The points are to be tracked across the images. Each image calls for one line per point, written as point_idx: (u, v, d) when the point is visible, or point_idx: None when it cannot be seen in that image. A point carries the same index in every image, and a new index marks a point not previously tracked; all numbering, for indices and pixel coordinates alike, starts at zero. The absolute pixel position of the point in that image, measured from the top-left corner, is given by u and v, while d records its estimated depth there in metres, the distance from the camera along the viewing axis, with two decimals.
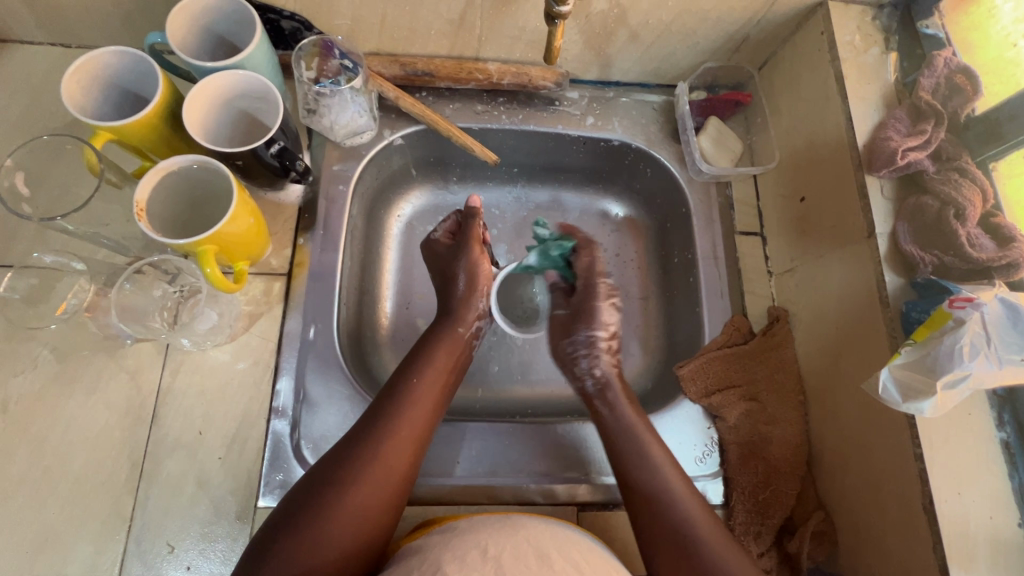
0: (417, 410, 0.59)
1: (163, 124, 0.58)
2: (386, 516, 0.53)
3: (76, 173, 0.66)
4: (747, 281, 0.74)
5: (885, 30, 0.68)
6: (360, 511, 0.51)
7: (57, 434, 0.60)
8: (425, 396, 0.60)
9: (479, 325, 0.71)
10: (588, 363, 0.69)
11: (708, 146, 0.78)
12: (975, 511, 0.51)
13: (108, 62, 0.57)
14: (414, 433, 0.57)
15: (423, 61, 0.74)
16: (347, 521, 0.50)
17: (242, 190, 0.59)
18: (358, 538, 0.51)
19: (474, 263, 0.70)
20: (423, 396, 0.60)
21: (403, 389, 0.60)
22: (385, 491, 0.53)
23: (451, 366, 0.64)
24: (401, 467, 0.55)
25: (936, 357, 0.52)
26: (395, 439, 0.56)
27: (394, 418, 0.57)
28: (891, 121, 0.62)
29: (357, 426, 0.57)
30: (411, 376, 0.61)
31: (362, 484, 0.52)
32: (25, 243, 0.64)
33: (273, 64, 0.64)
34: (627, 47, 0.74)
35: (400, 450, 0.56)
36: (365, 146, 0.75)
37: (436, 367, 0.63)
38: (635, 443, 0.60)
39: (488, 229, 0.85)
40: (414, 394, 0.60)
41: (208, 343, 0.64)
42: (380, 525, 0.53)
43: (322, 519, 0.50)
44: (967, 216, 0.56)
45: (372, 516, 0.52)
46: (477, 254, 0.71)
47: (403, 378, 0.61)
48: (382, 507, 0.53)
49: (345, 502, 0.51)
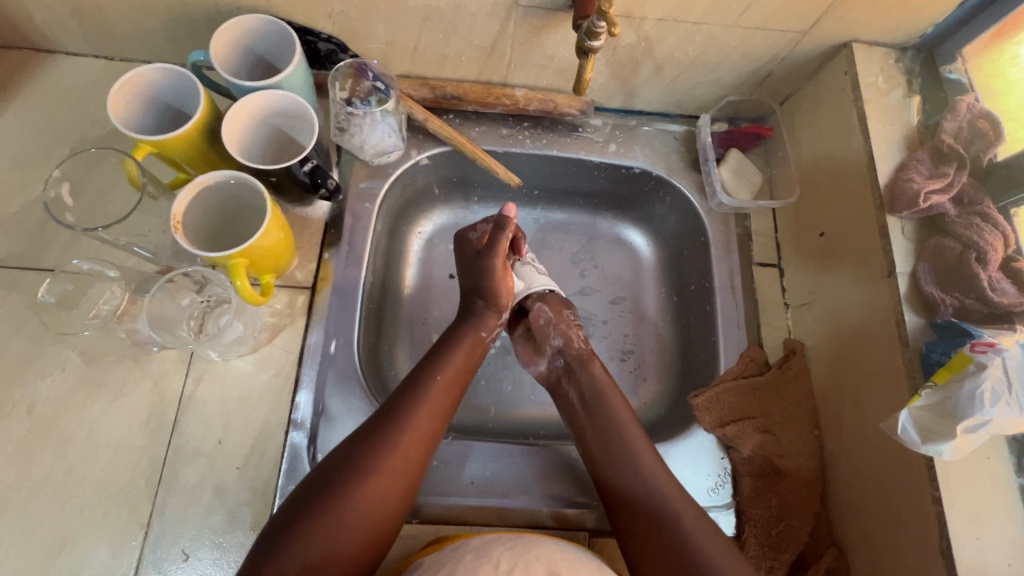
0: (433, 404, 0.59)
1: (202, 139, 0.60)
2: (400, 506, 0.54)
3: (115, 183, 0.68)
4: (764, 312, 0.74)
5: (908, 72, 0.70)
6: (374, 501, 0.52)
7: (81, 437, 0.61)
8: (443, 390, 0.61)
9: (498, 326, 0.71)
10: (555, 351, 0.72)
11: (729, 178, 0.79)
12: (994, 556, 0.51)
13: (153, 78, 0.59)
14: (431, 425, 0.58)
15: (452, 85, 0.76)
16: (363, 510, 0.52)
17: (275, 206, 0.61)
18: (369, 530, 0.52)
19: (496, 277, 0.70)
20: (442, 392, 0.61)
21: (421, 383, 0.60)
22: (401, 483, 0.55)
23: (466, 363, 0.65)
24: (416, 460, 0.56)
25: (956, 401, 0.52)
26: (412, 432, 0.57)
27: (412, 412, 0.58)
28: (913, 162, 0.63)
29: (375, 417, 0.57)
30: (431, 371, 0.62)
31: (377, 475, 0.53)
32: (60, 249, 0.66)
33: (309, 85, 0.66)
34: (652, 79, 0.76)
35: (417, 443, 0.57)
36: (392, 165, 0.77)
37: (455, 365, 0.64)
38: (624, 451, 0.62)
39: None
40: (434, 390, 0.60)
41: (232, 353, 0.66)
42: (393, 515, 0.54)
43: (338, 507, 0.51)
44: (989, 260, 0.57)
45: (388, 506, 0.53)
46: (500, 268, 0.70)
47: (423, 373, 0.62)
48: (396, 499, 0.54)
49: (361, 492, 0.52)
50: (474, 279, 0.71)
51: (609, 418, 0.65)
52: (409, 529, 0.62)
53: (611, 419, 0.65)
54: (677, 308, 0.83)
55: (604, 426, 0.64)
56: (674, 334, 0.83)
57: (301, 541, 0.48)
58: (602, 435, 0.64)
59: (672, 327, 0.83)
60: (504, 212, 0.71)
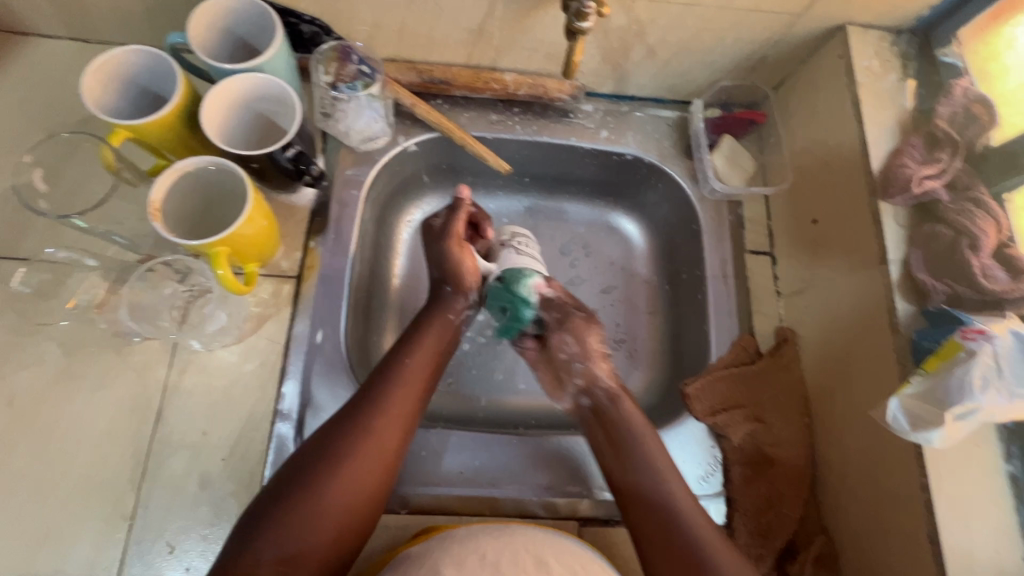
0: (404, 388, 0.58)
1: (181, 124, 0.58)
2: (379, 491, 0.54)
3: (92, 171, 0.66)
4: (756, 301, 0.74)
5: (903, 55, 0.69)
6: (350, 486, 0.52)
7: (63, 428, 0.60)
8: (413, 372, 0.60)
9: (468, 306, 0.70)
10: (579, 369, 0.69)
11: (721, 165, 0.78)
12: (979, 543, 0.51)
13: (128, 61, 0.58)
14: (403, 407, 0.58)
15: (440, 69, 0.75)
16: (339, 497, 0.51)
17: (257, 193, 0.59)
18: (347, 518, 0.51)
19: (457, 260, 0.70)
20: (414, 375, 0.60)
21: (392, 368, 0.60)
22: (377, 467, 0.54)
23: (436, 347, 0.64)
24: (390, 445, 0.55)
25: (946, 389, 0.52)
26: (385, 416, 0.56)
27: (383, 397, 0.57)
28: (907, 147, 0.62)
29: (347, 406, 0.56)
30: (401, 357, 0.61)
31: (351, 461, 0.52)
32: (37, 237, 0.65)
33: (292, 68, 0.65)
34: (644, 63, 0.74)
35: (391, 426, 0.56)
36: (379, 152, 0.75)
37: (425, 349, 0.63)
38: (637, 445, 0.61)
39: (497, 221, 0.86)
40: (404, 375, 0.60)
41: (216, 343, 0.64)
42: (370, 501, 0.53)
43: (313, 495, 0.50)
44: (981, 246, 0.56)
45: (364, 494, 0.52)
46: (459, 250, 0.70)
47: (393, 359, 0.61)
48: (374, 483, 0.53)
49: (336, 481, 0.51)
50: (439, 267, 0.71)
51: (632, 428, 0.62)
52: (397, 519, 0.62)
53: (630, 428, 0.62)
54: (669, 296, 0.83)
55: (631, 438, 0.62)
56: (666, 322, 0.82)
57: (275, 532, 0.48)
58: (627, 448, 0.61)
59: (664, 315, 0.83)
60: (459, 194, 0.71)
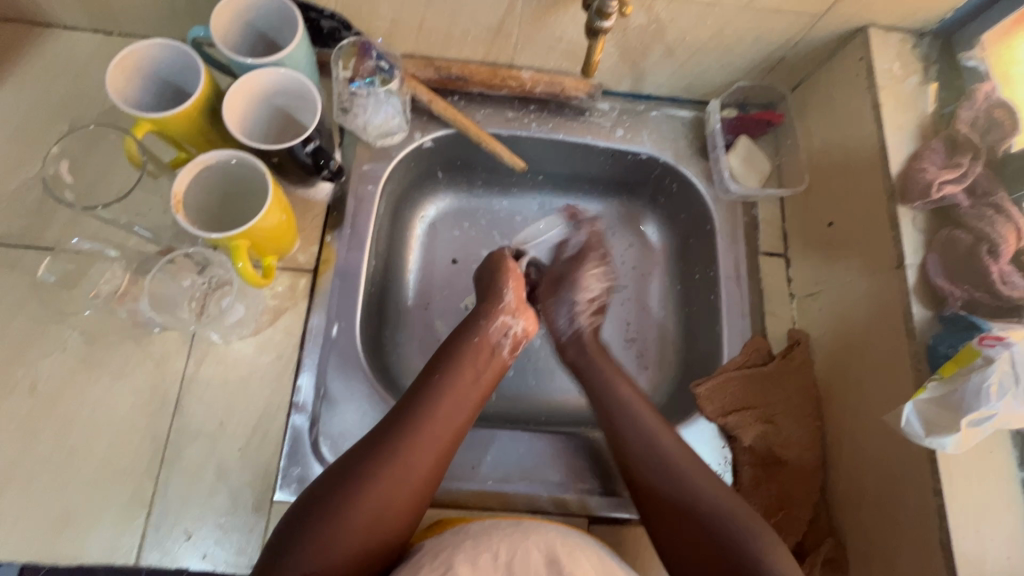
0: (442, 416, 0.57)
1: (202, 118, 0.59)
2: (406, 517, 0.52)
3: (115, 163, 0.67)
4: (769, 302, 0.74)
5: (924, 58, 0.68)
6: (379, 508, 0.51)
7: (83, 416, 0.61)
8: (451, 397, 0.59)
9: (507, 322, 0.68)
10: (566, 319, 0.73)
11: (737, 166, 0.78)
12: (992, 549, 0.51)
13: (152, 54, 0.58)
14: (439, 432, 0.56)
15: (458, 65, 0.75)
16: (366, 522, 0.50)
17: (276, 188, 0.60)
18: (371, 544, 0.50)
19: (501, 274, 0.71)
20: (454, 403, 0.59)
21: (428, 394, 0.58)
22: (409, 491, 0.52)
23: (476, 372, 0.63)
24: (424, 472, 0.54)
25: (962, 395, 0.52)
26: (420, 442, 0.55)
27: (420, 424, 0.56)
28: (927, 152, 0.62)
29: (383, 429, 0.55)
30: (440, 384, 0.60)
31: (381, 484, 0.51)
32: (60, 227, 0.66)
33: (311, 63, 0.65)
34: (662, 63, 0.74)
35: (427, 454, 0.55)
36: (395, 148, 0.76)
37: (464, 374, 0.61)
38: (630, 416, 0.63)
39: (514, 218, 0.87)
40: (443, 401, 0.58)
41: (234, 335, 0.65)
42: (397, 528, 0.52)
43: (345, 513, 0.49)
44: (1001, 253, 0.55)
45: (391, 521, 0.51)
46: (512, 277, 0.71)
47: (431, 383, 0.60)
48: (402, 512, 0.52)
49: (364, 504, 0.50)
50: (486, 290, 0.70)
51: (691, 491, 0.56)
52: None
53: (615, 395, 0.65)
54: (681, 296, 0.83)
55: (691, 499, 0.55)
56: (678, 322, 0.82)
57: (300, 553, 0.47)
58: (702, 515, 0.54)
59: (675, 315, 0.83)
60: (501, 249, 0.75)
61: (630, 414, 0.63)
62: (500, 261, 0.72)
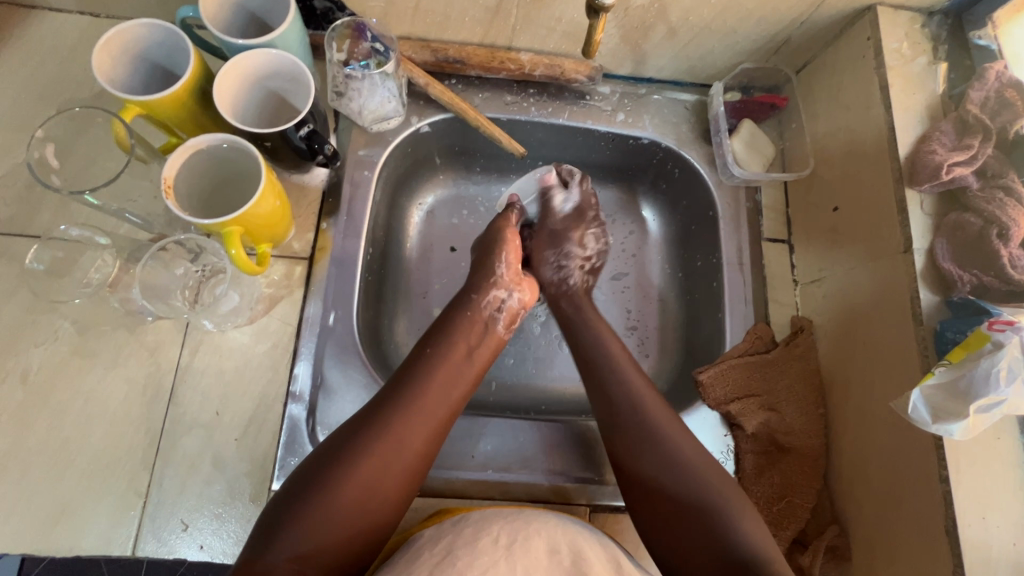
0: (431, 388, 0.56)
1: (193, 101, 0.57)
2: (398, 492, 0.51)
3: (103, 148, 0.66)
4: (772, 289, 0.73)
5: (934, 38, 0.66)
6: (369, 479, 0.50)
7: (76, 406, 0.60)
8: (443, 370, 0.58)
9: (502, 298, 0.67)
10: (558, 263, 0.73)
11: (740, 150, 0.76)
12: (999, 536, 0.51)
13: (139, 34, 0.56)
14: (431, 404, 0.56)
15: (455, 47, 0.73)
16: (355, 493, 0.49)
17: (270, 172, 0.58)
18: (362, 516, 0.49)
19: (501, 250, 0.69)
20: (444, 375, 0.58)
21: (418, 367, 0.58)
22: (400, 462, 0.52)
23: (469, 347, 0.62)
24: (416, 444, 0.53)
25: (971, 380, 0.51)
26: (409, 414, 0.54)
27: (409, 396, 0.55)
28: (936, 133, 0.60)
29: (374, 403, 0.55)
30: (429, 358, 0.59)
31: (370, 456, 0.50)
32: (49, 214, 0.64)
33: (304, 45, 0.63)
34: (664, 44, 0.72)
35: (418, 426, 0.54)
36: (392, 133, 0.74)
37: (455, 346, 0.61)
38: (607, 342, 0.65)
39: None
40: (433, 374, 0.58)
41: (228, 324, 0.64)
42: (389, 500, 0.51)
43: (333, 486, 0.48)
44: (1011, 235, 0.55)
45: (383, 493, 0.50)
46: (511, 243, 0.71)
47: (421, 357, 0.59)
48: (395, 485, 0.51)
49: (354, 476, 0.49)
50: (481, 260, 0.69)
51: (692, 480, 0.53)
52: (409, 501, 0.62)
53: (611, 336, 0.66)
54: (683, 283, 0.82)
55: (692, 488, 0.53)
56: (679, 310, 0.81)
57: (289, 528, 0.46)
58: (701, 501, 0.52)
59: (677, 302, 0.82)
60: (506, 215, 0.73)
61: (629, 394, 0.60)
62: (503, 224, 0.72)
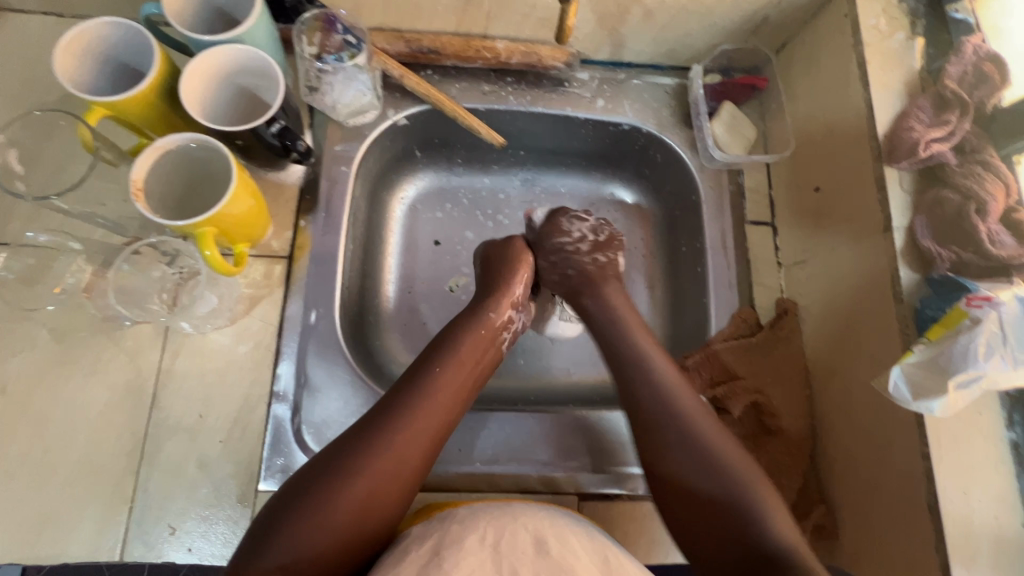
0: (436, 405, 0.55)
1: (159, 100, 0.56)
2: (394, 512, 0.51)
3: (73, 153, 0.65)
4: (756, 272, 0.73)
5: (912, 13, 0.65)
6: (367, 498, 0.49)
7: (57, 413, 0.60)
8: (450, 386, 0.57)
9: (513, 316, 0.67)
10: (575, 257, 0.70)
11: (722, 133, 0.75)
12: (980, 510, 0.51)
13: (101, 34, 0.55)
14: (433, 425, 0.55)
15: (429, 37, 0.72)
16: (352, 511, 0.48)
17: (242, 170, 0.57)
18: (357, 533, 0.48)
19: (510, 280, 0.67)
20: (447, 390, 0.57)
21: (423, 378, 0.57)
22: (398, 480, 0.51)
23: (477, 364, 0.61)
24: (415, 462, 0.52)
25: (950, 357, 0.51)
26: (413, 430, 0.53)
27: (413, 411, 0.54)
28: (914, 109, 0.60)
29: (378, 411, 0.54)
30: (433, 368, 0.58)
31: (369, 473, 0.50)
32: (20, 221, 0.63)
33: (274, 39, 0.62)
34: (641, 27, 0.72)
35: (419, 449, 0.53)
36: (368, 126, 0.73)
37: (463, 360, 0.60)
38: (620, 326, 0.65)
39: (496, 193, 0.85)
40: (439, 389, 0.56)
41: (208, 326, 0.63)
42: (384, 517, 0.50)
43: (329, 501, 0.48)
44: (989, 211, 0.55)
45: (379, 511, 0.50)
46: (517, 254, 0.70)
47: (425, 368, 0.58)
48: (393, 503, 0.51)
49: (351, 491, 0.49)
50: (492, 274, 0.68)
51: (732, 471, 0.53)
52: None
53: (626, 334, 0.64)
54: (668, 269, 0.82)
55: (721, 478, 0.52)
56: (665, 296, 0.81)
57: (282, 540, 0.46)
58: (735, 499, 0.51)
59: (664, 288, 0.81)
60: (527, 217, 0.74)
61: (663, 393, 0.58)
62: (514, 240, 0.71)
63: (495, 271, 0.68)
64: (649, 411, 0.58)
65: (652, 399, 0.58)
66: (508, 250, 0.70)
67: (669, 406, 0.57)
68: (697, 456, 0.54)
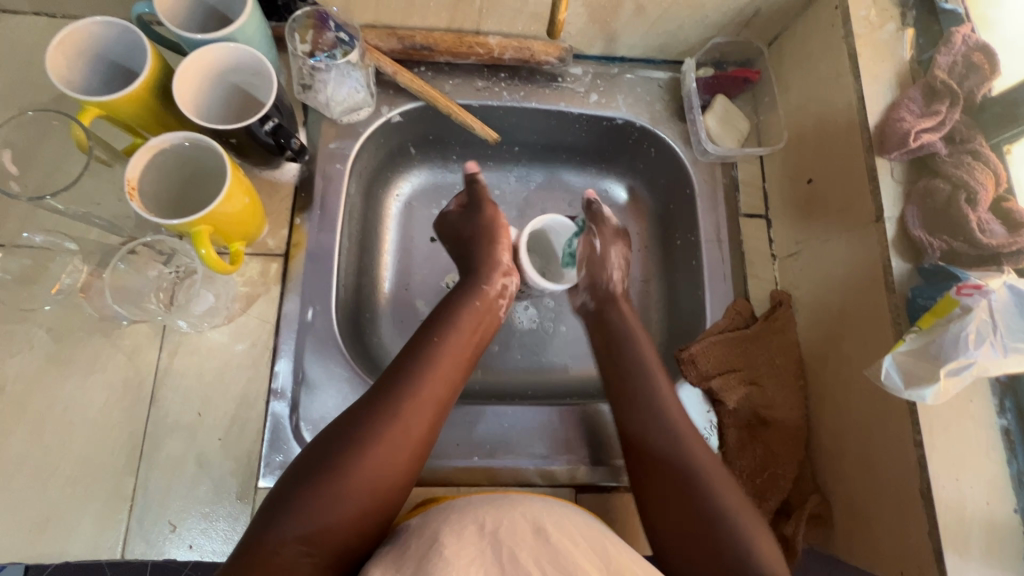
0: (439, 373, 0.56)
1: (153, 99, 0.56)
2: (405, 480, 0.51)
3: (66, 153, 0.65)
4: (751, 264, 0.74)
5: (902, 4, 0.65)
6: (378, 467, 0.49)
7: (56, 414, 0.60)
8: (451, 354, 0.58)
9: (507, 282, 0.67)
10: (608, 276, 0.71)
11: (715, 126, 0.76)
12: (972, 496, 0.52)
13: (93, 33, 0.55)
14: (438, 392, 0.55)
15: (422, 34, 0.72)
16: (365, 480, 0.48)
17: (236, 168, 0.57)
18: (372, 501, 0.49)
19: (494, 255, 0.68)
20: (449, 357, 0.58)
21: (424, 349, 0.57)
22: (408, 449, 0.51)
23: (475, 334, 0.62)
24: (421, 430, 0.53)
25: (941, 344, 0.52)
26: (418, 398, 0.53)
27: (417, 379, 0.55)
28: (904, 100, 0.60)
29: (382, 384, 0.54)
30: (434, 339, 0.58)
31: (380, 442, 0.50)
32: (15, 222, 0.64)
33: (267, 37, 0.62)
34: (633, 22, 0.72)
35: (425, 414, 0.53)
36: (362, 123, 0.73)
37: (459, 330, 0.60)
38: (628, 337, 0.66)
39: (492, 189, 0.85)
40: (439, 357, 0.57)
41: (205, 325, 0.64)
42: (397, 484, 0.51)
43: (342, 472, 0.48)
44: (979, 200, 0.55)
45: (391, 477, 0.50)
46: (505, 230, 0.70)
47: (427, 338, 0.59)
48: (404, 470, 0.51)
49: (365, 460, 0.49)
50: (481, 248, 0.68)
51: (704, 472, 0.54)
52: None
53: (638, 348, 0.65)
54: (663, 263, 0.82)
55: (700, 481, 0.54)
56: (661, 289, 0.81)
57: (299, 511, 0.46)
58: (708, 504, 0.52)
59: (660, 282, 0.82)
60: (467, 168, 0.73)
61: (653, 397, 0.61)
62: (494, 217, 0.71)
63: (477, 246, 0.68)
64: (640, 418, 0.60)
65: (645, 412, 0.60)
66: (495, 222, 0.70)
67: (655, 414, 0.60)
68: (678, 459, 0.56)
